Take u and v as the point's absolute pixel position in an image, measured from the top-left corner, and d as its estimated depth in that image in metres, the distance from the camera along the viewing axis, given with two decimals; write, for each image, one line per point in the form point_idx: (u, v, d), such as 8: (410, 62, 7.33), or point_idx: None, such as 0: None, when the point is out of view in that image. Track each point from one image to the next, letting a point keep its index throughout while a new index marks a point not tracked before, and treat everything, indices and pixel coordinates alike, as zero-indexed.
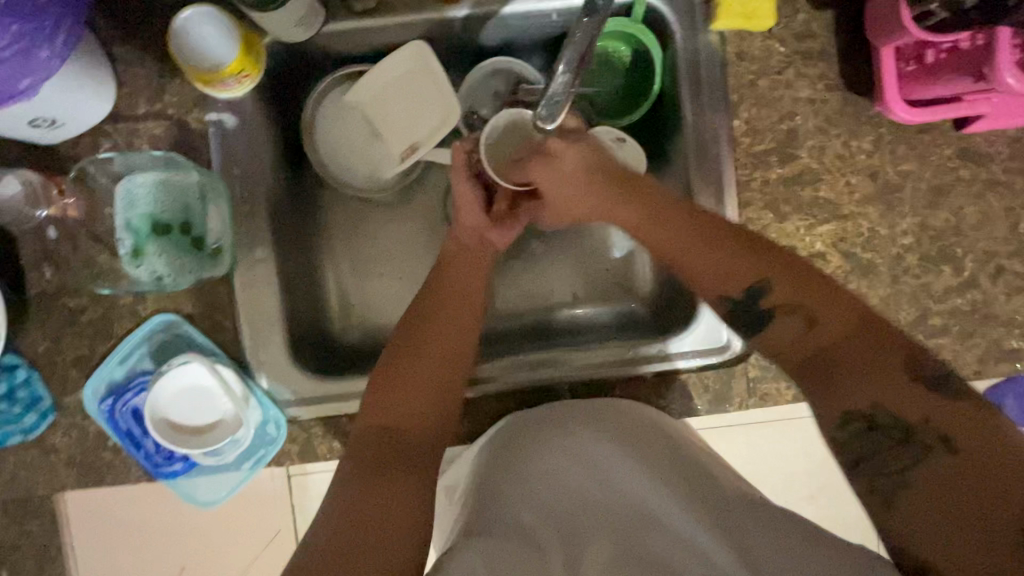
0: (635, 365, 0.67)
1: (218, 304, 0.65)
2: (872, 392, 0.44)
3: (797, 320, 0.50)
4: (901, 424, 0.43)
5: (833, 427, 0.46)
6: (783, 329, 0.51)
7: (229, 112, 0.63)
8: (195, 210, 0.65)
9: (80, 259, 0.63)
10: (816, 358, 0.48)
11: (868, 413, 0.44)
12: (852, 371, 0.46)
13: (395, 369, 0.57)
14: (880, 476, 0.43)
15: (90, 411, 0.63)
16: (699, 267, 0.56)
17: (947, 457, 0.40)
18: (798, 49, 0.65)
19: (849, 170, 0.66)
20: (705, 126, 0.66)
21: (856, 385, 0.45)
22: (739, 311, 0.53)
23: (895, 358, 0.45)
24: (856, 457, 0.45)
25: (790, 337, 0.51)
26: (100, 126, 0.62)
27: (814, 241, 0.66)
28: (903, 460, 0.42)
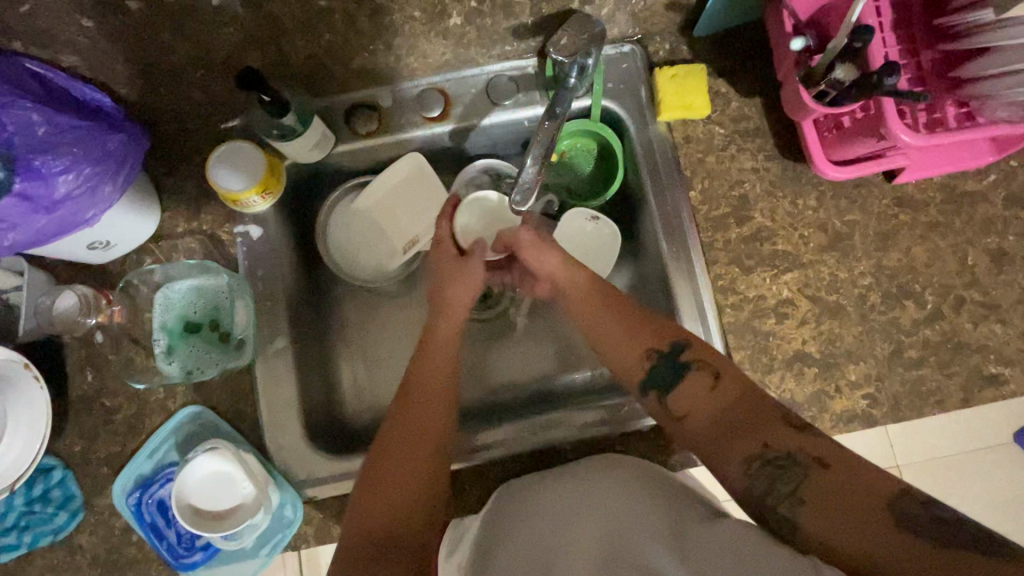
0: (628, 422, 0.71)
1: (241, 393, 0.70)
2: (762, 434, 0.51)
3: (705, 376, 0.57)
4: (787, 453, 0.49)
5: (741, 474, 0.51)
6: (694, 386, 0.57)
7: (255, 224, 0.74)
8: (222, 310, 0.73)
9: (118, 361, 0.70)
10: (719, 420, 0.54)
11: (761, 451, 0.50)
12: (746, 426, 0.52)
13: (374, 457, 0.62)
14: (780, 500, 0.48)
15: (119, 505, 0.67)
16: (616, 334, 0.63)
17: (822, 471, 0.48)
18: (736, 129, 0.76)
19: (800, 225, 0.74)
20: (665, 199, 0.76)
21: (743, 439, 0.52)
22: (661, 368, 0.60)
23: (762, 408, 0.53)
24: (763, 489, 0.49)
25: (695, 409, 0.56)
26: (144, 245, 0.72)
27: (780, 289, 0.73)
28: (794, 481, 0.48)
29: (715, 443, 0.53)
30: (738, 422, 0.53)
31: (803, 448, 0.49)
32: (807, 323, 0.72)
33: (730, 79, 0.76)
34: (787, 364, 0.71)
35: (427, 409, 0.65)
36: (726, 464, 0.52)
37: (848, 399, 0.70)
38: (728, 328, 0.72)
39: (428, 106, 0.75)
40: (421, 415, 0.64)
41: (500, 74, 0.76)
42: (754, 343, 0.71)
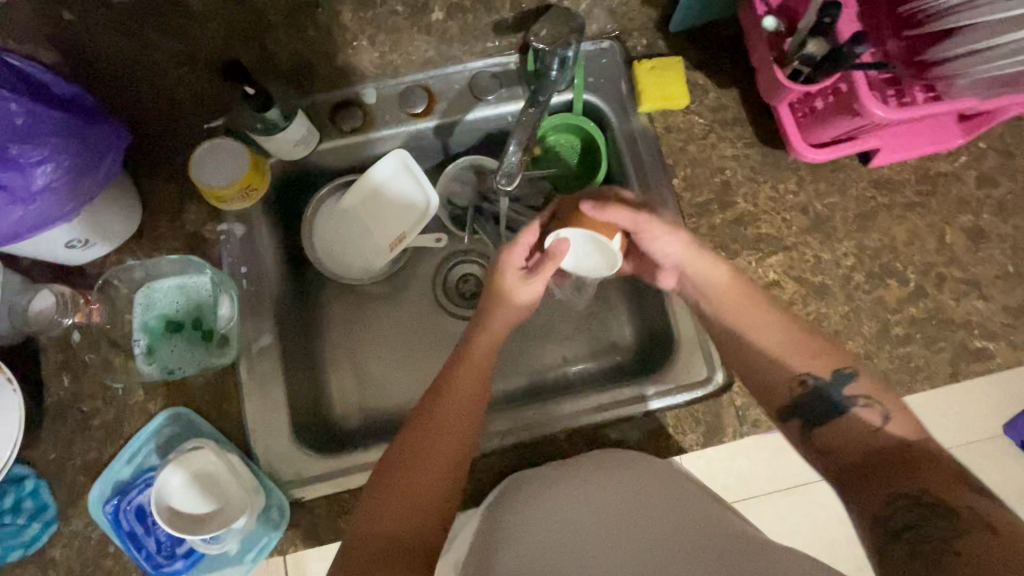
0: (623, 408, 0.70)
1: (225, 392, 0.68)
2: (921, 477, 0.49)
3: (873, 415, 0.55)
4: (941, 502, 0.47)
5: (879, 505, 0.50)
6: (853, 422, 0.56)
7: (239, 222, 0.73)
8: (205, 308, 0.72)
9: (95, 364, 0.68)
10: (873, 455, 0.53)
11: (918, 493, 0.48)
12: (906, 467, 0.50)
13: (402, 473, 0.57)
14: (922, 537, 0.47)
15: (94, 513, 0.64)
16: (763, 347, 0.62)
17: (989, 534, 0.44)
18: (715, 118, 0.77)
19: (782, 209, 0.75)
20: (649, 188, 0.77)
21: (921, 476, 0.49)
22: (813, 395, 0.59)
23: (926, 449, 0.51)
24: (903, 526, 0.48)
25: (844, 441, 0.56)
26: (125, 245, 0.71)
27: (766, 272, 0.73)
28: (948, 528, 0.46)
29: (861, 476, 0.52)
30: (879, 461, 0.52)
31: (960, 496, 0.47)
32: (795, 305, 0.72)
33: (706, 71, 0.78)
34: None
35: (451, 411, 0.60)
36: (867, 494, 0.51)
37: None
38: None
39: (413, 103, 0.76)
40: (455, 429, 0.59)
41: (483, 70, 0.77)
42: None
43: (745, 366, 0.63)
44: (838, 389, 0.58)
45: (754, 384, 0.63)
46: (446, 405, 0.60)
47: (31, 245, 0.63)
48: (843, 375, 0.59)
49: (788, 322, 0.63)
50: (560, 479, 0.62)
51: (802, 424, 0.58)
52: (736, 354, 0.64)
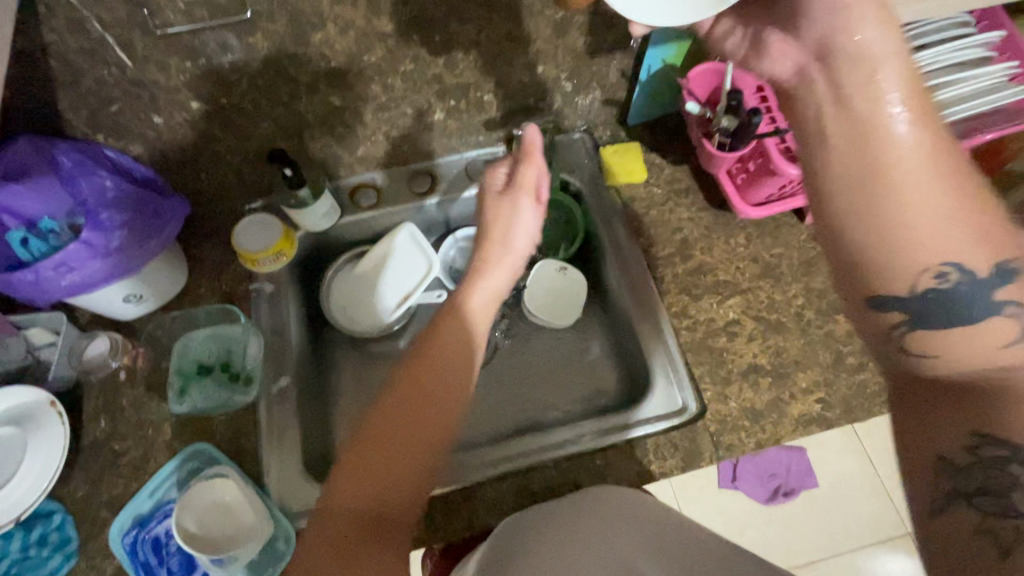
0: (609, 436, 0.76)
1: (244, 429, 0.76)
2: (1006, 423, 0.42)
3: (1003, 331, 0.46)
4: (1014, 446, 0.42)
5: (954, 448, 0.44)
6: (986, 338, 0.46)
7: (268, 281, 0.85)
8: (234, 354, 0.81)
9: (132, 406, 0.76)
10: (964, 379, 0.46)
11: (969, 443, 0.44)
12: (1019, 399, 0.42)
13: (380, 438, 0.57)
14: (986, 496, 0.43)
15: (114, 545, 0.68)
16: (945, 224, 0.46)
17: None
18: (671, 189, 0.92)
19: (735, 259, 0.87)
20: (621, 248, 0.89)
21: (994, 414, 0.43)
22: (936, 291, 0.47)
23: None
24: (976, 485, 0.43)
25: (961, 367, 0.46)
26: (170, 303, 0.83)
27: (726, 312, 0.83)
28: (998, 480, 0.42)
29: (939, 394, 0.47)
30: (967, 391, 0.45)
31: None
32: (756, 339, 0.81)
33: (660, 152, 0.95)
34: (743, 376, 0.79)
35: (417, 396, 0.59)
36: (937, 428, 0.46)
37: (803, 403, 0.77)
38: (687, 347, 0.81)
39: (419, 183, 0.92)
40: (438, 400, 0.59)
41: (476, 158, 0.94)
42: (711, 359, 0.80)
43: (841, 226, 0.49)
44: (1007, 291, 0.46)
45: (832, 230, 0.50)
46: (417, 387, 0.60)
47: (92, 300, 0.74)
48: (1004, 267, 0.46)
49: (966, 199, 0.46)
50: (542, 522, 0.62)
51: (905, 311, 0.49)
52: (822, 224, 0.51)
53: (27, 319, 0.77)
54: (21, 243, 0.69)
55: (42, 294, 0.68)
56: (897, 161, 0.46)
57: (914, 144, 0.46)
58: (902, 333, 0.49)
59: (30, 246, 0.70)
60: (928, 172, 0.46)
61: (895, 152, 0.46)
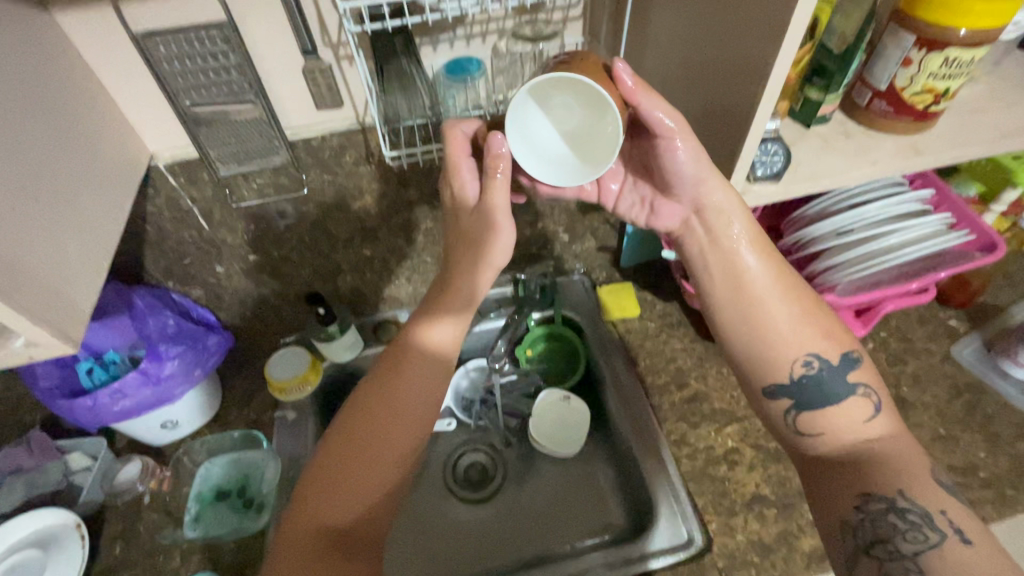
0: (619, 571, 0.75)
1: (251, 557, 0.77)
2: (891, 480, 0.57)
3: (864, 405, 0.62)
4: (884, 498, 0.56)
5: (848, 507, 0.58)
6: (852, 409, 0.62)
7: (292, 409, 0.92)
8: (251, 479, 0.85)
9: (148, 532, 0.79)
10: (846, 453, 0.61)
11: (859, 500, 0.57)
12: (883, 464, 0.58)
13: (342, 463, 0.60)
14: (881, 543, 0.54)
15: None
16: (807, 338, 0.64)
17: (957, 540, 0.52)
18: (663, 322, 1.01)
19: (729, 387, 0.92)
20: (620, 377, 0.94)
21: (857, 478, 0.59)
22: (806, 380, 0.64)
23: (892, 443, 0.60)
24: (872, 536, 0.55)
25: (831, 442, 0.62)
26: (199, 429, 0.89)
27: (725, 439, 0.86)
28: (883, 528, 0.55)
29: (830, 467, 0.61)
30: (847, 461, 0.60)
31: (909, 475, 0.57)
32: (757, 468, 0.82)
33: (652, 290, 1.06)
34: (747, 507, 0.79)
35: (333, 486, 0.59)
36: (834, 494, 0.59)
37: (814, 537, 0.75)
38: (688, 475, 0.82)
39: None
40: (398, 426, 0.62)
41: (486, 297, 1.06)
42: (713, 489, 0.81)
43: (725, 336, 0.67)
44: (853, 376, 0.64)
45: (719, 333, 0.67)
46: (332, 479, 0.60)
47: (137, 425, 0.82)
48: (849, 361, 0.64)
49: (806, 310, 0.65)
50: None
51: (796, 398, 0.64)
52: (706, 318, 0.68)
53: (70, 443, 0.83)
54: (87, 372, 0.80)
55: (95, 419, 0.76)
56: (767, 294, 0.64)
57: (764, 274, 0.64)
58: (793, 413, 0.64)
59: (94, 377, 0.81)
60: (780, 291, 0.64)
61: (750, 272, 0.64)
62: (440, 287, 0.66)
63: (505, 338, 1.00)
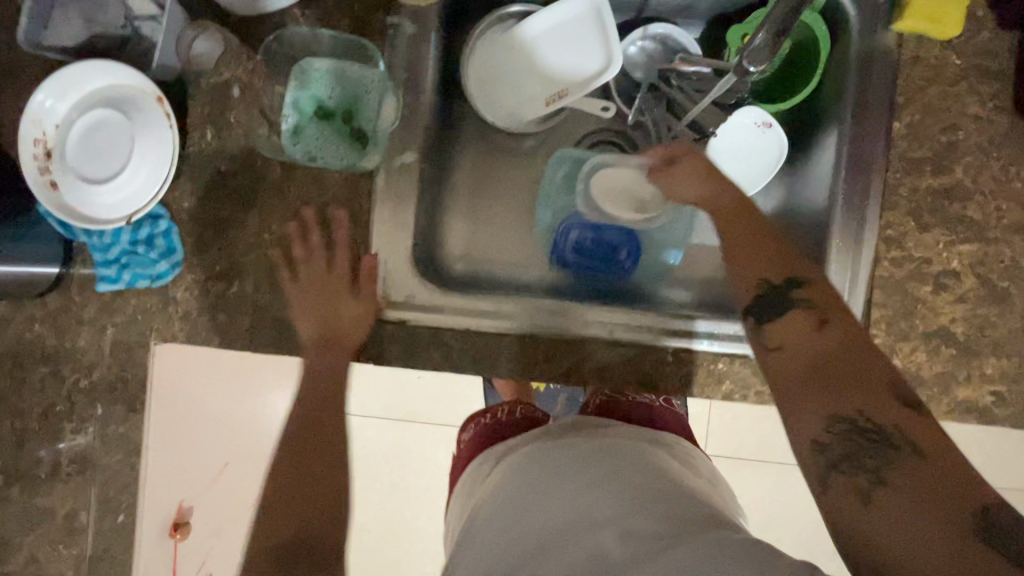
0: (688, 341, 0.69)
1: (358, 196, 0.67)
2: (858, 400, 0.44)
3: (810, 316, 0.50)
4: (884, 430, 0.43)
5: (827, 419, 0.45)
6: (796, 322, 0.51)
7: (411, 20, 0.67)
8: (362, 103, 0.67)
9: (243, 127, 0.66)
10: (834, 350, 0.47)
11: (828, 421, 0.45)
12: (842, 383, 0.46)
13: None
14: (855, 467, 0.42)
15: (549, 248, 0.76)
16: None
17: (917, 459, 0.41)
18: (975, 64, 0.64)
19: (1001, 196, 0.65)
20: (863, 129, 0.66)
21: (810, 401, 0.46)
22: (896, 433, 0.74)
23: (839, 334, 0.48)
24: (844, 472, 0.42)
25: (810, 417, 0.45)
26: (291, 10, 0.66)
27: (951, 258, 0.65)
28: (880, 457, 0.42)
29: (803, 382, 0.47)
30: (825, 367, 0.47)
31: (896, 519, 0.39)
32: (965, 301, 0.65)
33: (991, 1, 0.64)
34: (925, 337, 0.66)
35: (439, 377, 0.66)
36: (801, 410, 0.46)
37: (975, 389, 0.66)
38: (880, 282, 0.66)
39: None
40: None
41: None
42: (899, 304, 0.66)
43: None
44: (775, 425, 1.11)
45: None
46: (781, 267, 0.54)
47: None
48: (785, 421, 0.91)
49: None
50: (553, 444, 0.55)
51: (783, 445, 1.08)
52: None
53: None
54: None
55: None
56: None
57: None
58: None
59: None
60: (746, 232, 0.58)
61: None
62: (726, 251, 0.57)
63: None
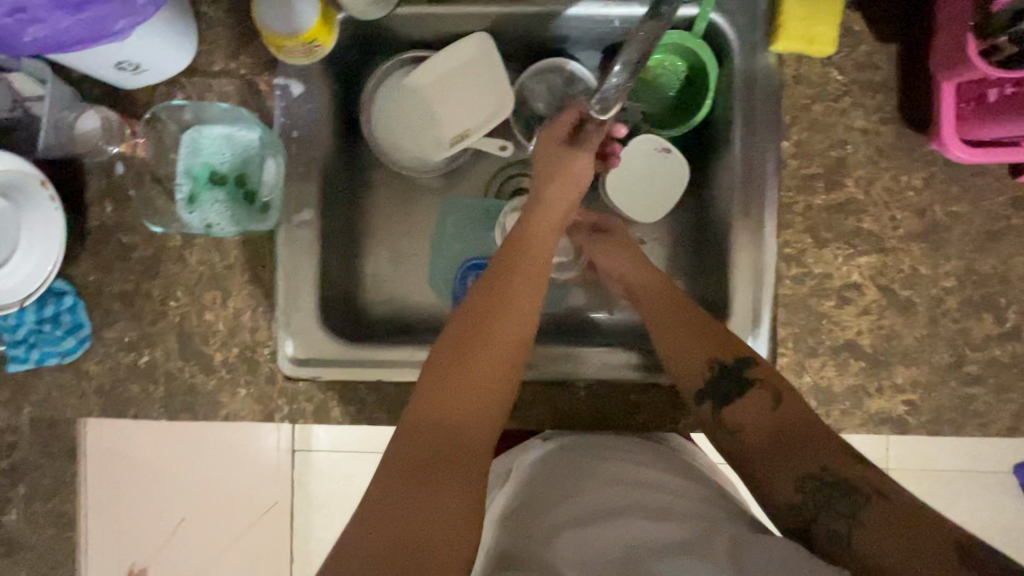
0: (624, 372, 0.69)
1: (260, 257, 0.67)
2: (820, 457, 0.50)
3: (763, 395, 0.56)
4: (845, 481, 0.48)
5: (802, 475, 0.50)
6: (750, 403, 0.56)
7: (297, 79, 0.67)
8: (253, 166, 0.70)
9: (140, 198, 0.67)
10: (779, 432, 0.53)
11: (813, 477, 0.49)
12: (790, 450, 0.52)
13: None
14: (835, 518, 0.47)
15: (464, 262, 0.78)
16: None
17: (881, 501, 0.46)
18: (857, 78, 0.65)
19: (895, 206, 0.65)
20: (753, 151, 0.67)
21: (785, 471, 0.51)
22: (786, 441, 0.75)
23: (791, 414, 0.54)
24: (812, 515, 0.48)
25: (781, 484, 0.50)
26: (177, 79, 0.66)
27: (851, 271, 0.65)
28: (853, 504, 0.46)
29: (768, 457, 0.52)
30: (790, 438, 0.52)
31: (879, 551, 0.43)
32: (869, 314, 0.66)
33: (865, 16, 0.65)
34: (834, 352, 0.66)
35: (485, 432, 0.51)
36: (779, 476, 0.51)
37: (887, 400, 0.65)
38: (784, 301, 0.66)
39: None
40: None
41: None
42: (805, 321, 0.66)
43: None
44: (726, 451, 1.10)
45: None
46: (706, 325, 0.61)
47: (81, 59, 0.59)
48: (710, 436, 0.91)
49: None
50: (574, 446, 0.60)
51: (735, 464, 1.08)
52: None
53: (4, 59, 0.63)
54: None
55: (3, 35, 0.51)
56: None
57: None
58: None
59: None
60: (688, 314, 0.62)
61: None
62: (668, 336, 0.62)
63: (627, 66, 0.56)
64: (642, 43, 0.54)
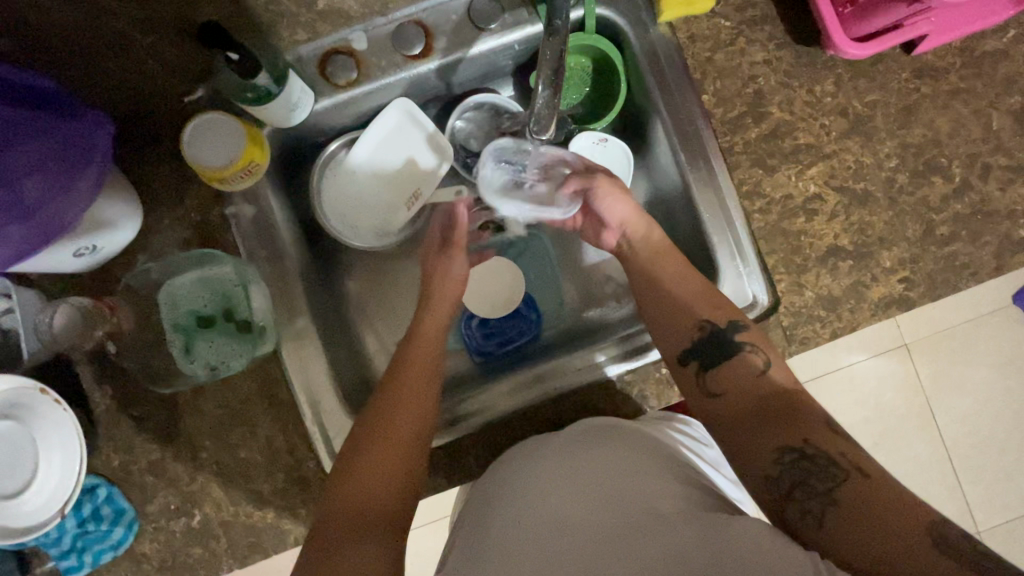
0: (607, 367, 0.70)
1: (272, 377, 0.68)
2: (802, 430, 0.50)
3: (749, 361, 0.57)
4: (826, 457, 0.48)
5: (782, 447, 0.50)
6: (737, 369, 0.57)
7: (246, 202, 0.69)
8: (236, 296, 0.70)
9: (138, 367, 0.67)
10: (758, 397, 0.55)
11: (799, 445, 0.49)
12: (772, 418, 0.52)
13: None
14: (811, 496, 0.47)
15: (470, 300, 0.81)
16: None
17: (859, 478, 0.46)
18: (742, 19, 0.70)
19: (820, 114, 0.70)
20: (679, 113, 0.71)
21: (770, 434, 0.51)
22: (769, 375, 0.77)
23: (775, 383, 0.55)
24: (793, 485, 0.48)
25: (761, 450, 0.50)
26: (135, 243, 0.67)
27: (807, 184, 0.70)
28: (829, 482, 0.46)
29: (749, 419, 0.53)
30: (771, 409, 0.53)
31: (855, 531, 0.43)
32: (837, 216, 0.70)
33: None
34: (822, 261, 0.69)
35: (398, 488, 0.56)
36: (758, 444, 0.51)
37: (885, 285, 0.69)
38: (761, 234, 0.70)
39: (408, 44, 0.69)
40: None
41: None
42: (785, 244, 0.70)
43: None
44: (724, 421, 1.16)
45: None
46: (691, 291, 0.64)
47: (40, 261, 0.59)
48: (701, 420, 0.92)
49: None
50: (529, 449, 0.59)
51: None
52: None
53: None
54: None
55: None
56: None
57: None
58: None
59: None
60: (666, 291, 0.64)
61: None
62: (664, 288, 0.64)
63: (547, 84, 0.60)
64: (552, 59, 0.58)
